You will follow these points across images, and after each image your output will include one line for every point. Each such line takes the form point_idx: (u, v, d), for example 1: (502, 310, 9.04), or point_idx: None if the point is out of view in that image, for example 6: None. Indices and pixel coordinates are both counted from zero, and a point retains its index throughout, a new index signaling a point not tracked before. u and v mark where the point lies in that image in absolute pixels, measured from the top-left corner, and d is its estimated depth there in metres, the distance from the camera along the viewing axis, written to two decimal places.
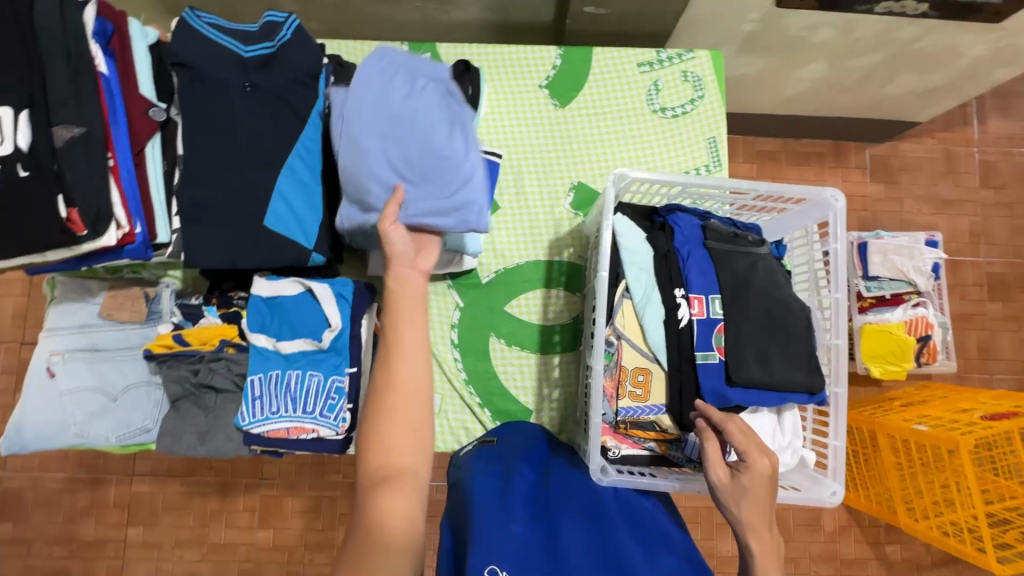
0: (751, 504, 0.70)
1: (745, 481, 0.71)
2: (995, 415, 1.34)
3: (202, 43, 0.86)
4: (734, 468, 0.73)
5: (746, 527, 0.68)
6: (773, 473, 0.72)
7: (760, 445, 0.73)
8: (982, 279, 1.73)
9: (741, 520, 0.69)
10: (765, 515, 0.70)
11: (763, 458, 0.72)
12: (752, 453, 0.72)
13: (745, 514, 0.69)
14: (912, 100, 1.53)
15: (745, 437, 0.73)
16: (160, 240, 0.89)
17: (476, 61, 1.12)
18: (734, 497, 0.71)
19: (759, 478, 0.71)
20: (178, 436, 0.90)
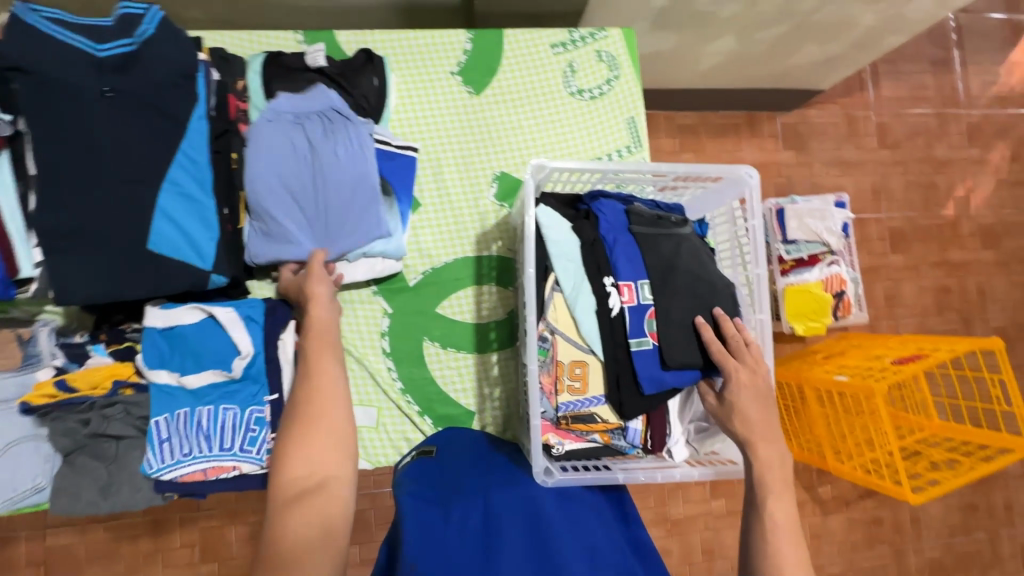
0: (743, 417, 0.80)
1: (733, 399, 0.81)
2: (903, 358, 1.45)
3: (45, 42, 0.74)
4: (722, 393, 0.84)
5: (746, 440, 0.79)
6: (756, 383, 0.81)
7: (740, 362, 0.82)
8: (885, 233, 1.86)
9: (738, 435, 0.80)
10: (760, 423, 0.80)
11: (741, 372, 0.81)
12: (728, 371, 0.81)
13: (741, 428, 0.80)
14: (814, 69, 1.59)
15: (724, 357, 0.82)
16: (24, 275, 0.78)
17: (380, 49, 1.04)
18: (726, 415, 0.82)
19: (745, 392, 0.81)
20: (75, 494, 0.80)
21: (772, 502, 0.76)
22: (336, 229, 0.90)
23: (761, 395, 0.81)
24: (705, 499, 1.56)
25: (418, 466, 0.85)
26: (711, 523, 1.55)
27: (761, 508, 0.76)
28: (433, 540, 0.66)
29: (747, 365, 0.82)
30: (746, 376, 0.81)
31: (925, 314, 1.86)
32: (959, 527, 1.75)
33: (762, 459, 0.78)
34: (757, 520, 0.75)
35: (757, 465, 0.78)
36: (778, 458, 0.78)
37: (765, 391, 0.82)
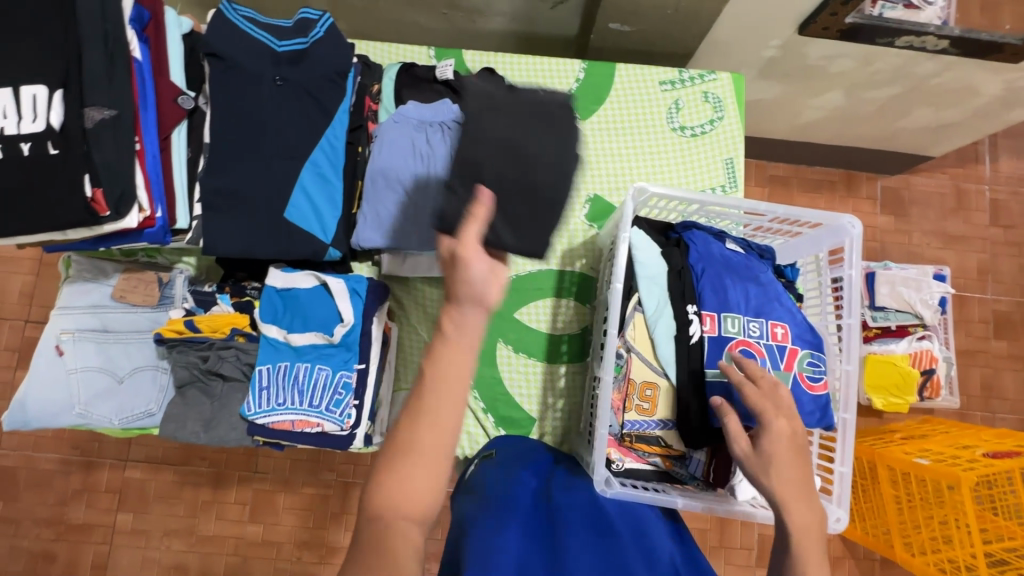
0: (779, 471, 0.67)
1: (770, 445, 0.69)
2: (997, 452, 1.33)
3: (236, 34, 0.88)
4: (755, 437, 0.71)
5: (780, 502, 0.65)
6: (795, 434, 0.70)
7: (779, 410, 0.71)
8: (988, 316, 1.73)
9: (772, 492, 0.66)
10: (796, 477, 0.67)
11: (780, 418, 0.70)
12: (767, 415, 0.70)
13: (777, 485, 0.66)
14: (926, 135, 1.54)
15: (760, 398, 0.72)
16: (179, 226, 0.90)
17: (501, 70, 1.14)
18: (761, 467, 0.68)
19: (782, 442, 0.69)
20: (182, 423, 0.90)
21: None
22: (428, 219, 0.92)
23: (801, 450, 0.69)
24: (749, 565, 1.48)
25: (484, 467, 0.87)
26: None
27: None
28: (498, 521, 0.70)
29: (789, 416, 0.71)
30: (784, 424, 0.70)
31: None
32: None
33: (796, 524, 0.64)
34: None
35: (792, 526, 0.64)
36: (818, 519, 0.65)
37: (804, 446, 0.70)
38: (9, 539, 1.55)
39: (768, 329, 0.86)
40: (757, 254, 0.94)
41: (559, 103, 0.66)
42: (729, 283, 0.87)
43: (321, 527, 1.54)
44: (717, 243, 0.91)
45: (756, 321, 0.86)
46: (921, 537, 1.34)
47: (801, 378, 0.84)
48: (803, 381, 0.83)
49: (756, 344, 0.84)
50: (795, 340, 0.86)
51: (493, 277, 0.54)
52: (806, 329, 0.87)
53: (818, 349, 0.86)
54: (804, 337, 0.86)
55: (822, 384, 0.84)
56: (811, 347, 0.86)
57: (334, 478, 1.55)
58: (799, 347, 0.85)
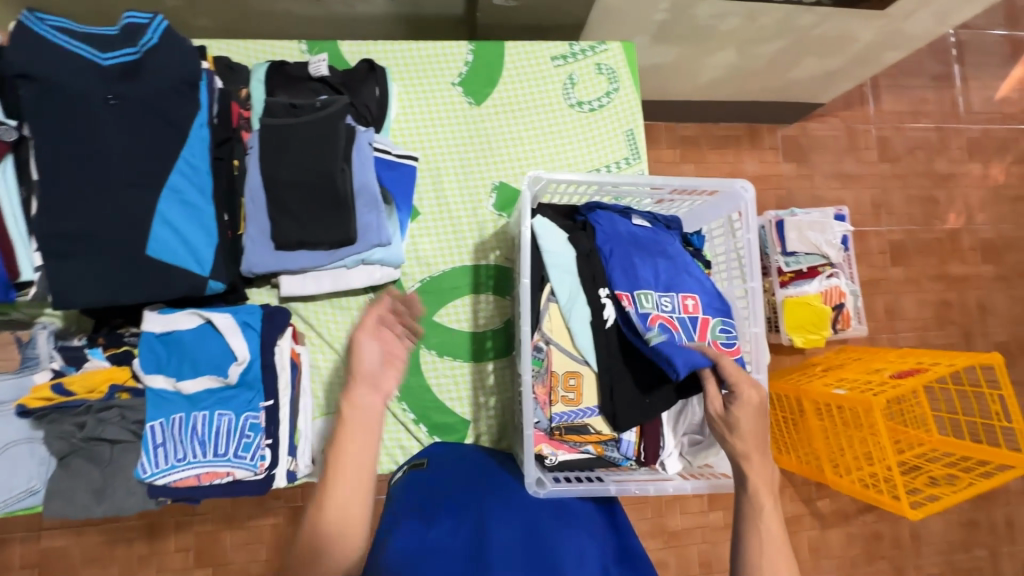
0: (744, 433, 0.74)
1: (742, 413, 0.75)
2: (902, 372, 1.45)
3: (51, 49, 0.75)
4: (726, 400, 0.77)
5: (741, 456, 0.74)
6: (762, 400, 0.77)
7: (749, 378, 0.77)
8: (884, 246, 1.87)
9: (736, 449, 0.75)
10: (757, 441, 0.75)
11: (750, 388, 0.76)
12: (740, 385, 0.76)
13: (741, 444, 0.75)
14: (814, 83, 1.61)
15: (735, 369, 0.77)
16: (24, 278, 0.78)
17: (382, 60, 1.06)
18: (728, 427, 0.76)
19: (749, 407, 0.75)
20: (69, 497, 0.80)
21: (767, 512, 0.71)
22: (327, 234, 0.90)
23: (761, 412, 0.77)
24: (703, 511, 1.55)
25: (415, 476, 0.84)
26: (709, 536, 1.54)
27: (757, 521, 0.70)
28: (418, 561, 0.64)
29: (755, 383, 0.77)
30: (754, 392, 0.76)
31: (925, 327, 1.85)
32: (959, 543, 1.76)
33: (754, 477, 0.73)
34: (749, 539, 0.69)
35: (751, 478, 0.72)
36: (772, 470, 0.74)
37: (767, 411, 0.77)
38: None
39: (679, 302, 0.87)
40: (666, 228, 0.94)
41: (324, 117, 0.92)
42: (639, 263, 0.87)
43: (275, 557, 1.46)
44: (624, 221, 0.90)
45: (668, 296, 0.86)
46: (846, 459, 1.44)
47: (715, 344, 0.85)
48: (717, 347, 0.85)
49: (672, 319, 0.85)
50: (706, 310, 0.87)
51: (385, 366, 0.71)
52: (714, 296, 0.88)
53: (726, 313, 0.88)
54: (713, 304, 0.88)
55: (734, 347, 0.86)
56: (722, 313, 0.88)
57: (281, 506, 1.47)
58: (710, 313, 0.87)
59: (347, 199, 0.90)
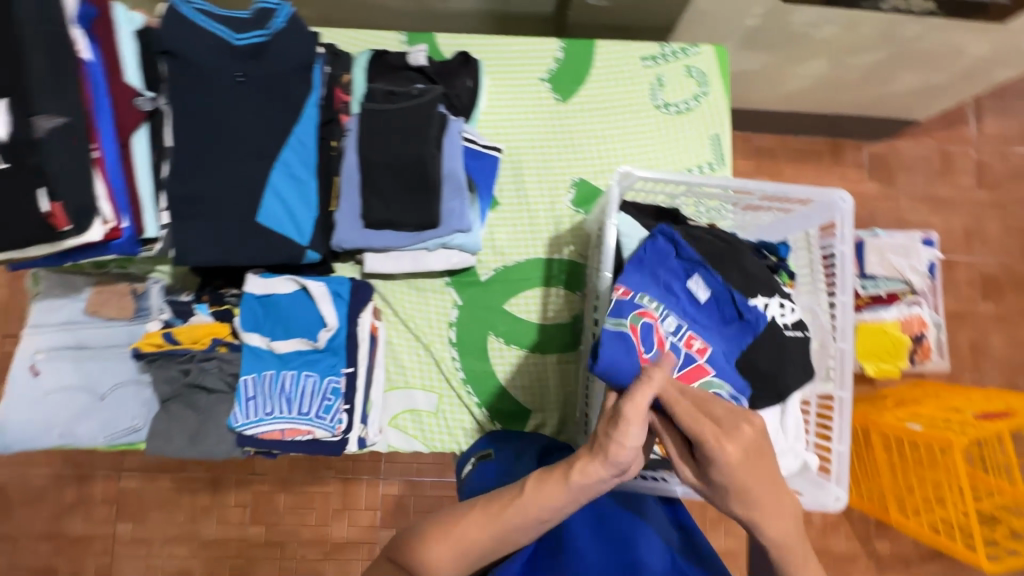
0: (740, 499, 0.60)
1: (738, 474, 0.59)
2: (988, 414, 1.34)
3: (191, 30, 0.83)
4: (700, 463, 0.61)
5: (751, 521, 0.61)
6: (754, 444, 0.59)
7: (723, 428, 0.59)
8: (974, 278, 1.74)
9: (737, 513, 0.61)
10: (759, 492, 0.60)
11: (722, 447, 0.58)
12: (712, 444, 0.58)
13: (743, 508, 0.61)
14: (911, 99, 1.52)
15: (697, 426, 0.59)
16: (148, 236, 0.86)
17: (476, 53, 1.10)
18: (719, 495, 0.61)
19: (730, 467, 0.58)
20: (167, 438, 0.87)
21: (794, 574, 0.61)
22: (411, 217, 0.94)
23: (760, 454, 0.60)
24: (750, 536, 1.50)
25: (483, 470, 0.90)
26: None
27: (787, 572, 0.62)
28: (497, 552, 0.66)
29: (734, 428, 0.59)
30: (734, 448, 0.58)
31: (1014, 369, 1.71)
32: None
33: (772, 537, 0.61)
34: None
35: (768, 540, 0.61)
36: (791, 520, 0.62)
37: (763, 447, 0.60)
38: (8, 556, 1.53)
39: (684, 335, 0.81)
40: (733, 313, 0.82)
41: (420, 107, 0.95)
42: (671, 284, 0.81)
43: (323, 524, 1.53)
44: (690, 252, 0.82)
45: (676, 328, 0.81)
46: (914, 499, 1.36)
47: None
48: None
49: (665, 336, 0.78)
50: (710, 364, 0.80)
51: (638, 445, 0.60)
52: (724, 355, 0.82)
53: (731, 381, 0.81)
54: (722, 365, 0.81)
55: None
56: (726, 380, 0.81)
57: (332, 476, 1.53)
58: (711, 369, 0.80)
59: (436, 184, 0.93)
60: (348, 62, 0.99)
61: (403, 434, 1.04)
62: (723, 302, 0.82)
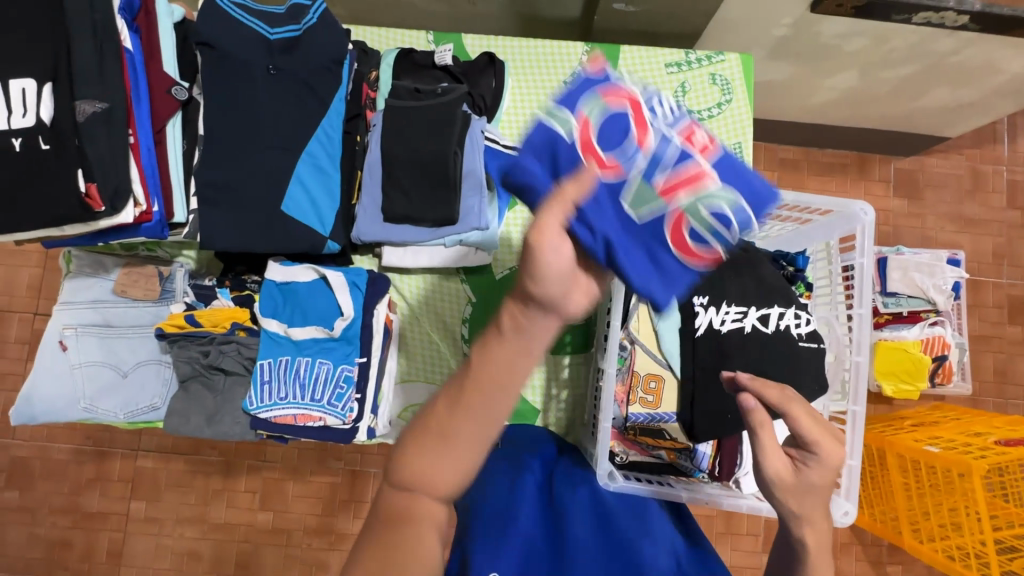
0: (812, 497, 0.61)
1: (812, 476, 0.63)
2: (1010, 440, 1.30)
3: (228, 23, 0.86)
4: (797, 459, 0.64)
5: (800, 520, 0.61)
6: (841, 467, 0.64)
7: (833, 439, 0.64)
8: (1002, 301, 1.69)
9: (795, 513, 0.61)
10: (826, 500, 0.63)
11: (833, 449, 0.63)
12: (821, 442, 0.63)
13: (805, 508, 0.61)
14: (942, 115, 1.49)
15: (813, 424, 0.64)
16: (177, 220, 0.89)
17: (501, 54, 1.11)
18: (795, 490, 0.62)
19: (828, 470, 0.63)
20: (185, 417, 0.90)
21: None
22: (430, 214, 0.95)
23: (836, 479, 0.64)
24: (757, 552, 1.47)
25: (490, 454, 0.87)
26: None
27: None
28: (496, 534, 0.67)
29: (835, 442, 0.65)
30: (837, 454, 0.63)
31: None
32: None
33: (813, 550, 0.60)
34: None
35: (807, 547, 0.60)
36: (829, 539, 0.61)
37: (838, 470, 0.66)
38: (27, 527, 1.58)
39: (681, 130, 0.52)
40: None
41: (444, 106, 0.96)
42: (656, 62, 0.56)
43: (330, 514, 1.55)
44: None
45: (668, 121, 0.52)
46: (930, 524, 1.32)
47: (678, 222, 0.49)
48: (676, 219, 0.49)
49: (646, 117, 0.51)
50: (710, 171, 0.50)
51: (570, 272, 0.44)
52: (736, 167, 0.52)
53: (744, 195, 0.51)
54: (728, 175, 0.51)
55: (699, 247, 0.50)
56: (734, 189, 0.51)
57: (341, 467, 1.55)
58: (711, 171, 0.50)
59: (456, 181, 0.95)
60: (375, 61, 1.01)
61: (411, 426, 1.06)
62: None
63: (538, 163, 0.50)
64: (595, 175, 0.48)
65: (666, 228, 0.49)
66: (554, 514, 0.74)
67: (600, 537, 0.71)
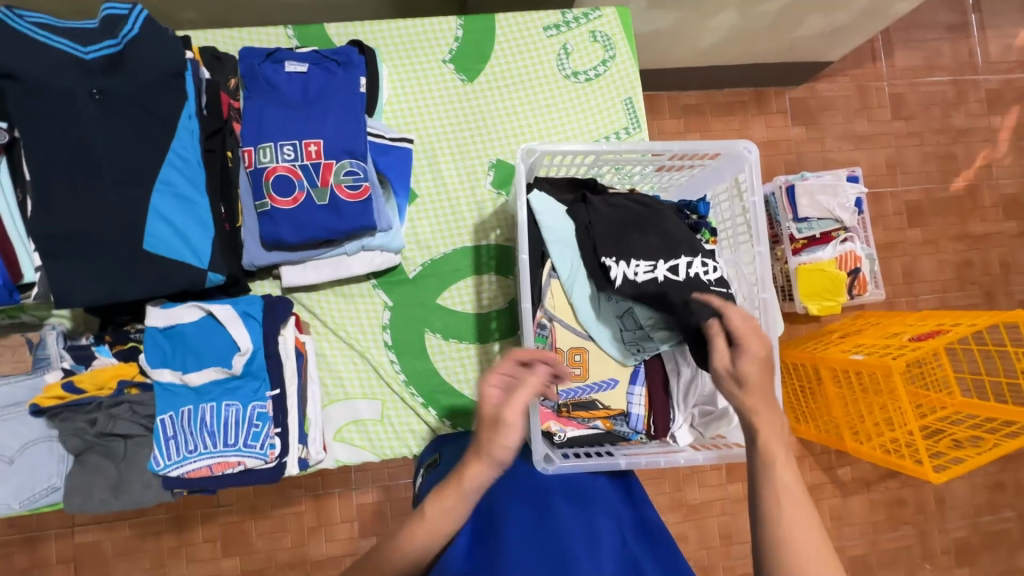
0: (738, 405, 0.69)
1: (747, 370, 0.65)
2: (921, 334, 1.40)
3: (31, 48, 0.75)
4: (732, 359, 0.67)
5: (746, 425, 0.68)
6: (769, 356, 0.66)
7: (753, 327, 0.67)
8: (901, 208, 1.81)
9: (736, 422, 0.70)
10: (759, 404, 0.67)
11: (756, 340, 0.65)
12: (743, 334, 0.65)
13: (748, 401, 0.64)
14: (823, 40, 1.53)
15: (741, 319, 0.67)
16: (26, 280, 0.79)
17: (370, 41, 1.04)
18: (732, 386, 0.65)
19: (753, 362, 0.65)
20: (87, 492, 0.82)
21: (779, 467, 0.62)
22: (299, 212, 0.87)
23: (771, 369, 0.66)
24: (721, 484, 1.54)
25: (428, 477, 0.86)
26: (729, 509, 1.53)
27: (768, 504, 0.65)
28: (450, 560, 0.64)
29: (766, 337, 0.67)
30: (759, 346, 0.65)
31: (945, 289, 1.80)
32: (986, 506, 1.74)
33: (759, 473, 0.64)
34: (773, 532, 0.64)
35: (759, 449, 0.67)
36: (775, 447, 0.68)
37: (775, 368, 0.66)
38: None
39: (302, 150, 0.87)
40: (330, 66, 0.92)
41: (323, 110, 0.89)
42: (269, 114, 0.88)
43: (300, 544, 1.48)
44: (274, 73, 0.90)
45: (289, 144, 0.87)
46: (866, 426, 1.41)
47: (336, 186, 0.88)
48: (329, 172, 0.88)
49: (289, 167, 0.87)
50: (330, 155, 0.88)
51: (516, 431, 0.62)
52: (345, 142, 0.89)
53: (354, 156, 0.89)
54: (340, 147, 0.88)
55: (362, 191, 0.89)
56: (350, 153, 0.89)
57: (302, 494, 1.48)
58: (333, 160, 0.88)
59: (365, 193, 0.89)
60: (231, 69, 0.91)
61: (350, 447, 1.00)
62: (324, 70, 0.92)
63: (266, 225, 0.87)
64: (288, 207, 0.87)
65: (334, 193, 0.88)
66: (490, 522, 0.71)
67: (536, 538, 0.68)
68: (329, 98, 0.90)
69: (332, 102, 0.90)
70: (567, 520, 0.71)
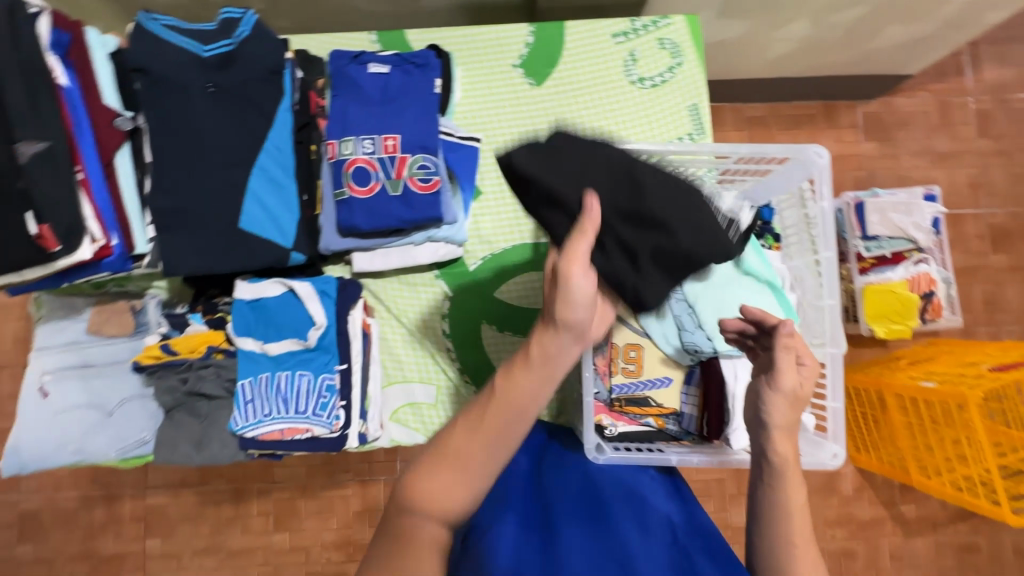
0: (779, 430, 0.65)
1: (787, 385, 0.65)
2: (1002, 365, 1.31)
3: (162, 48, 0.87)
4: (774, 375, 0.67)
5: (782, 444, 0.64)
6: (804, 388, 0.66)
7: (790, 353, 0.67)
8: (983, 231, 1.69)
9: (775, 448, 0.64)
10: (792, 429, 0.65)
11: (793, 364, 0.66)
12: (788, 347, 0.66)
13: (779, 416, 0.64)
14: (901, 52, 1.47)
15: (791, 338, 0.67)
16: (139, 250, 0.88)
17: (446, 46, 1.10)
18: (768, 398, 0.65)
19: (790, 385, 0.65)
20: (172, 446, 0.90)
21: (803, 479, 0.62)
22: (371, 203, 0.93)
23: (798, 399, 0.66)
24: None
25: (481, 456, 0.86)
26: None
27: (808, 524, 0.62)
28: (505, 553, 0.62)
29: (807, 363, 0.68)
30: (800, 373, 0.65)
31: None
32: None
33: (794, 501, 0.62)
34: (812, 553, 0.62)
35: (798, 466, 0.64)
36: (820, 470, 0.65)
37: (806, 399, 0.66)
38: None
39: (381, 144, 0.94)
40: (408, 67, 0.99)
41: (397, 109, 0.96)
42: (354, 110, 0.95)
43: (345, 526, 1.55)
44: (359, 73, 0.97)
45: (370, 138, 0.94)
46: (935, 459, 1.32)
47: (409, 179, 0.94)
48: (403, 166, 0.94)
49: (367, 159, 0.93)
50: (405, 150, 0.94)
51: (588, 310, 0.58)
52: (420, 138, 0.95)
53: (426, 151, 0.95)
54: (415, 143, 0.95)
55: (432, 184, 0.94)
56: (423, 148, 0.95)
57: (350, 478, 1.55)
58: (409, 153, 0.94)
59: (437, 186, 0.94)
60: (320, 67, 0.98)
61: (405, 428, 1.05)
62: (404, 72, 0.99)
63: (342, 213, 0.93)
64: (364, 197, 0.93)
65: (407, 185, 0.94)
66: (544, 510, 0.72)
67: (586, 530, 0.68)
68: (406, 98, 0.97)
69: (410, 101, 0.97)
70: (621, 515, 0.71)
